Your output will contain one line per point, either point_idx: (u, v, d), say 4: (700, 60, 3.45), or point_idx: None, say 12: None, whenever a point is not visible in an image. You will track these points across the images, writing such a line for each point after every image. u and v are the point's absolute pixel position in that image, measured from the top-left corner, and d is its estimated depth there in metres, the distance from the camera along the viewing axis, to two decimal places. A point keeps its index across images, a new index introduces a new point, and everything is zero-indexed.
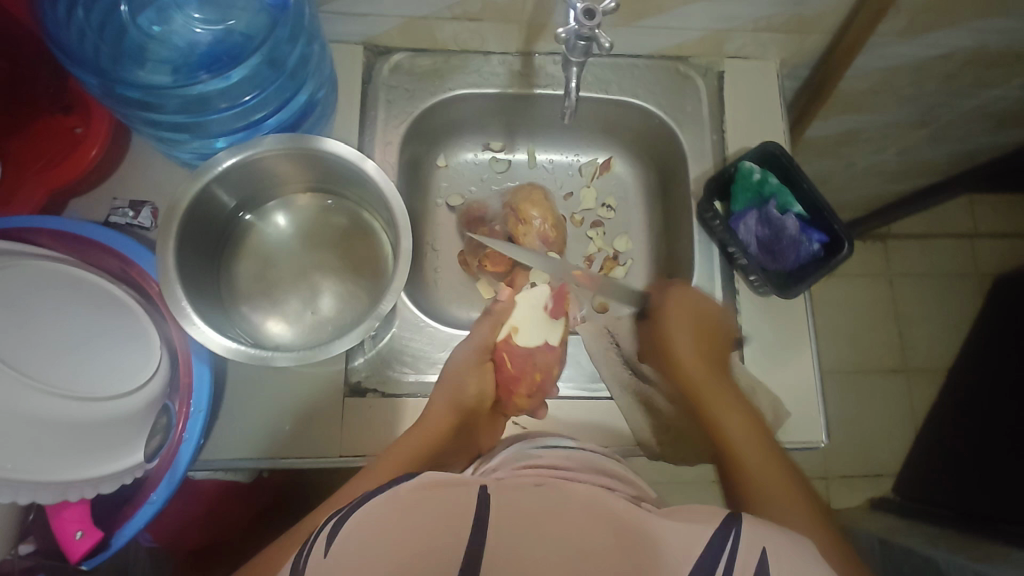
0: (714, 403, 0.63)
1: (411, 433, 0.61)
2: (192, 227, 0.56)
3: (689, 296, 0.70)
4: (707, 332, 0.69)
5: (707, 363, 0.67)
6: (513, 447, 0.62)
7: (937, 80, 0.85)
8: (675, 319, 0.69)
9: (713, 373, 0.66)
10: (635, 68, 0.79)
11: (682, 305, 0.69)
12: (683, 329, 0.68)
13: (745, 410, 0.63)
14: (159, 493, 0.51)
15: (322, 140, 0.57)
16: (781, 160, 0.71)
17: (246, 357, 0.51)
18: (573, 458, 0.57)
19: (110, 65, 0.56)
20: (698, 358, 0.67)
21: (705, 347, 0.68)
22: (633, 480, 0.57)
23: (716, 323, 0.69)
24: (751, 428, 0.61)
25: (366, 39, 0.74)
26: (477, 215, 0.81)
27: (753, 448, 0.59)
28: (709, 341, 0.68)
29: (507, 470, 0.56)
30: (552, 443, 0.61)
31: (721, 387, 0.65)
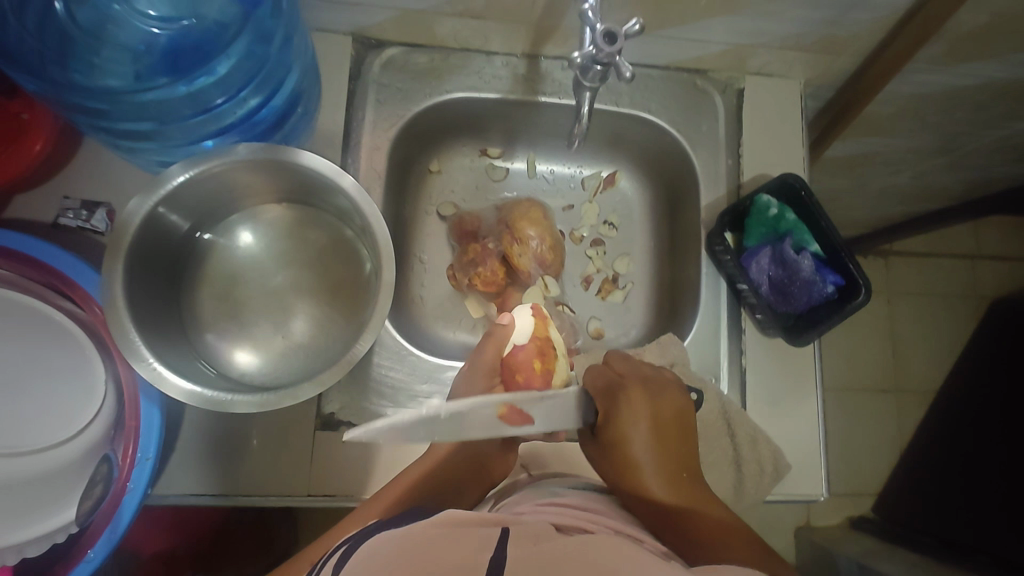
0: (693, 520, 0.50)
1: (399, 476, 0.55)
2: (146, 248, 0.50)
3: (645, 392, 0.58)
4: (670, 425, 0.57)
5: (671, 468, 0.54)
6: (531, 486, 0.57)
7: (967, 110, 0.79)
8: (629, 414, 0.56)
9: (678, 484, 0.53)
10: (650, 80, 0.72)
11: (641, 407, 0.56)
12: (641, 427, 0.55)
13: (719, 505, 0.53)
14: (98, 549, 0.47)
15: (298, 153, 0.51)
16: (801, 197, 0.65)
17: (204, 402, 0.46)
18: (604, 502, 0.52)
19: (57, 58, 0.50)
20: (662, 470, 0.54)
21: (663, 444, 0.55)
22: (671, 541, 0.51)
23: (676, 409, 0.57)
24: (749, 544, 0.49)
25: (356, 30, 0.66)
26: (470, 229, 0.75)
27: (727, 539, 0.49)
28: (668, 429, 0.56)
29: (529, 507, 0.51)
30: (578, 484, 0.56)
31: (697, 494, 0.53)
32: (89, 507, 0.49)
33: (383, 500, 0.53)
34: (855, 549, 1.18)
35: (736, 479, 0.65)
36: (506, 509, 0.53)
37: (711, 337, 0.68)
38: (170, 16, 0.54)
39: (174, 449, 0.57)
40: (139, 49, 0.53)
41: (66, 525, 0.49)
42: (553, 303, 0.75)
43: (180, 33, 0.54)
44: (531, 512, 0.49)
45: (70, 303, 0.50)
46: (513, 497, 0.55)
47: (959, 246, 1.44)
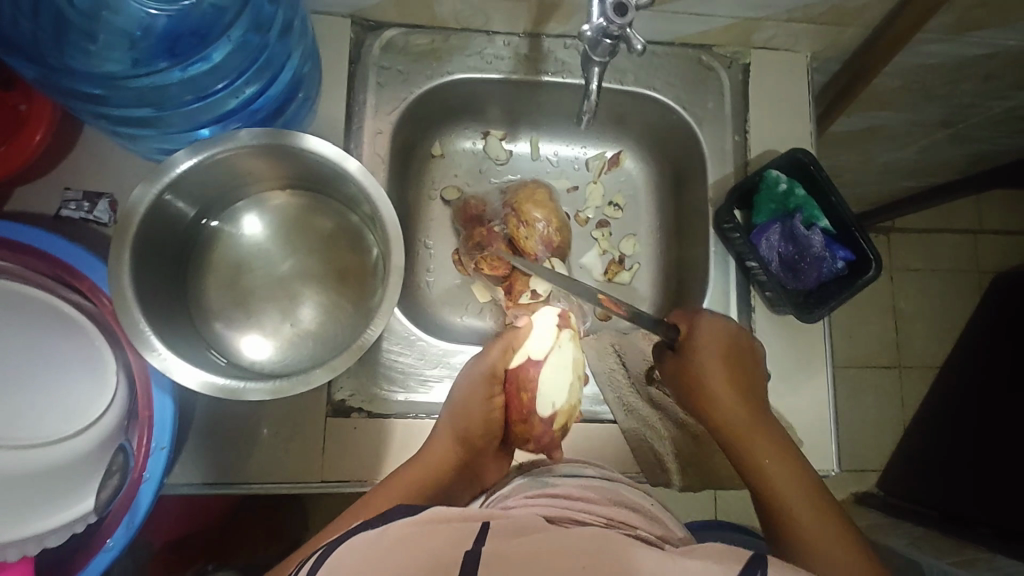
0: (747, 433, 0.57)
1: (405, 469, 0.56)
2: (152, 237, 0.50)
3: (724, 328, 0.60)
4: (739, 362, 0.60)
5: (741, 392, 0.59)
6: (526, 477, 0.57)
7: (975, 81, 0.78)
8: (705, 340, 0.60)
9: (746, 398, 0.59)
10: (654, 56, 0.71)
11: (711, 338, 0.60)
12: (711, 351, 0.59)
13: (779, 429, 0.58)
14: (117, 538, 0.48)
15: (303, 137, 0.50)
16: (810, 170, 0.64)
17: (217, 390, 0.46)
18: (597, 490, 0.53)
19: (54, 44, 0.50)
20: (732, 384, 0.59)
21: (736, 369, 0.59)
22: (663, 523, 0.52)
23: (741, 343, 0.61)
24: (795, 459, 0.56)
25: (355, 11, 0.65)
26: (475, 213, 0.75)
27: (792, 485, 0.54)
28: (739, 365, 0.60)
29: (518, 500, 0.51)
30: (567, 472, 0.56)
31: (760, 414, 0.58)
32: (108, 496, 0.49)
33: (388, 496, 0.53)
34: (860, 523, 1.20)
35: None
36: (497, 503, 0.54)
37: (720, 315, 0.68)
38: None
39: (187, 438, 0.57)
40: (136, 33, 0.52)
41: (86, 514, 0.50)
42: (561, 286, 0.73)
43: (177, 14, 0.52)
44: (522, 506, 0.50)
45: (77, 295, 0.50)
46: (502, 491, 0.56)
47: (963, 221, 1.43)
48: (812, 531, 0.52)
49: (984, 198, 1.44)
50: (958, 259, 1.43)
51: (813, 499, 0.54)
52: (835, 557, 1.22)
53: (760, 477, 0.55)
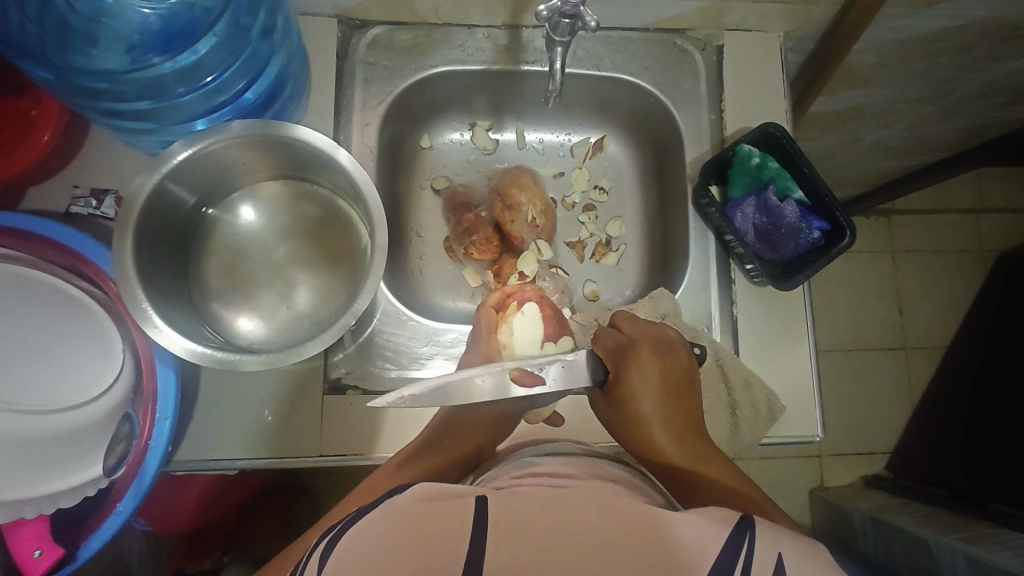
0: (693, 465, 0.54)
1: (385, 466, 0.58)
2: (153, 225, 0.54)
3: (657, 356, 0.61)
4: (676, 382, 0.60)
5: (673, 415, 0.58)
6: (510, 457, 0.59)
7: (951, 54, 0.79)
8: (637, 374, 0.60)
9: (672, 409, 0.58)
10: (629, 42, 0.74)
11: (651, 365, 0.60)
12: (646, 375, 0.59)
13: (716, 450, 0.57)
14: (125, 503, 0.51)
15: (291, 126, 0.53)
16: (783, 144, 0.67)
17: (213, 362, 0.49)
18: (579, 466, 0.54)
19: (57, 46, 0.53)
20: (665, 421, 0.57)
21: (668, 398, 0.59)
22: (646, 489, 0.54)
23: (683, 368, 0.61)
24: (742, 482, 0.54)
25: (340, 11, 0.69)
26: (463, 201, 0.78)
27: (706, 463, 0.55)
28: (673, 388, 0.60)
29: (506, 479, 0.52)
30: (551, 450, 0.58)
31: (695, 444, 0.56)
32: (113, 463, 0.53)
33: (374, 485, 0.55)
34: (868, 505, 1.19)
35: (733, 422, 0.67)
36: (484, 481, 0.55)
37: (702, 288, 0.70)
38: None
39: (192, 417, 0.61)
40: (132, 36, 0.56)
41: (96, 480, 0.53)
42: (546, 267, 0.77)
43: (168, 16, 0.56)
44: (507, 484, 0.51)
45: (84, 281, 0.53)
46: (490, 472, 0.57)
47: (963, 200, 1.43)
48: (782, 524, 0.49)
49: (984, 176, 1.43)
50: (958, 238, 1.42)
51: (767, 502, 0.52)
52: (846, 539, 1.22)
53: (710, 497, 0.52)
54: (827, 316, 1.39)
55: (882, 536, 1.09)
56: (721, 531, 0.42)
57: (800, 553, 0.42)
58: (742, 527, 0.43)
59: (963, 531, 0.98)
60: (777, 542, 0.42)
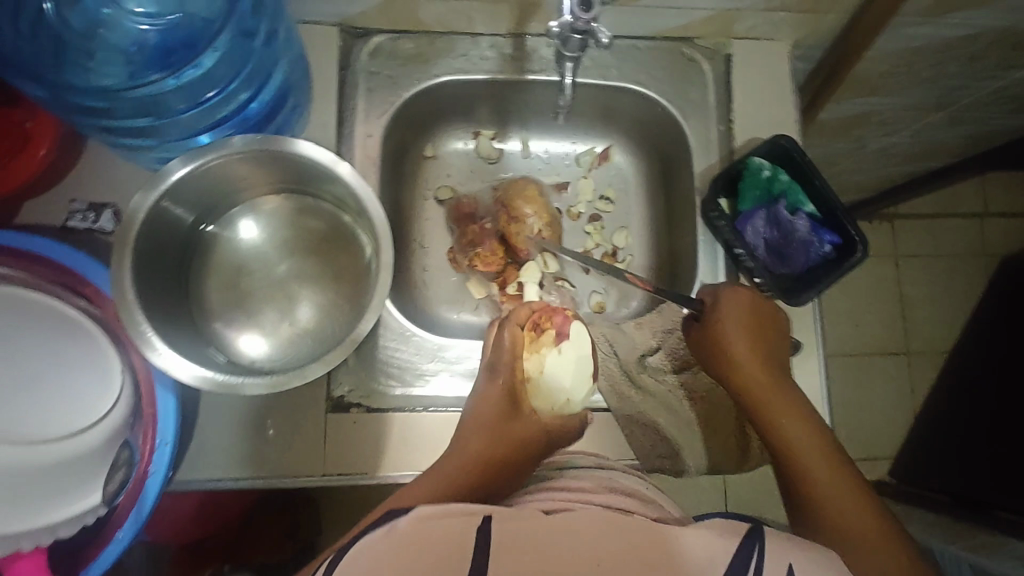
0: (775, 415, 0.57)
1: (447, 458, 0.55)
2: (152, 243, 0.52)
3: (749, 299, 0.62)
4: (762, 327, 0.61)
5: (763, 361, 0.60)
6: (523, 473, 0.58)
7: (961, 63, 0.78)
8: (730, 314, 0.61)
9: (763, 356, 0.60)
10: (637, 51, 0.73)
11: (736, 305, 0.62)
12: (734, 322, 0.61)
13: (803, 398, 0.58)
14: (125, 531, 0.50)
15: (293, 141, 0.52)
16: (795, 158, 0.65)
17: (214, 386, 0.48)
18: (590, 479, 0.54)
19: (52, 62, 0.52)
20: (757, 362, 0.60)
21: (761, 340, 0.61)
22: (659, 503, 0.53)
23: (774, 318, 0.63)
24: (819, 435, 0.56)
25: (342, 20, 0.67)
26: (467, 211, 0.77)
27: (795, 425, 0.56)
28: (762, 333, 0.61)
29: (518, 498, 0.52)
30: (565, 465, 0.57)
31: (790, 394, 0.58)
32: (113, 490, 0.52)
33: (434, 477, 0.53)
34: None
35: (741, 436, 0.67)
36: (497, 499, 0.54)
37: None
38: (157, 12, 0.55)
39: (192, 437, 0.59)
40: (130, 49, 0.55)
41: (95, 508, 0.53)
42: (552, 279, 0.76)
43: (166, 29, 0.55)
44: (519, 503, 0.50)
45: (83, 300, 0.52)
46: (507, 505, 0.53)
47: (968, 205, 1.41)
48: (841, 501, 0.51)
49: (989, 180, 1.41)
50: (962, 243, 1.40)
51: (840, 474, 0.53)
52: None
53: (781, 434, 0.56)
54: (832, 321, 1.38)
55: None
56: (731, 542, 0.42)
57: (811, 560, 0.42)
58: (752, 537, 0.43)
59: (966, 539, 0.97)
60: (787, 550, 0.43)
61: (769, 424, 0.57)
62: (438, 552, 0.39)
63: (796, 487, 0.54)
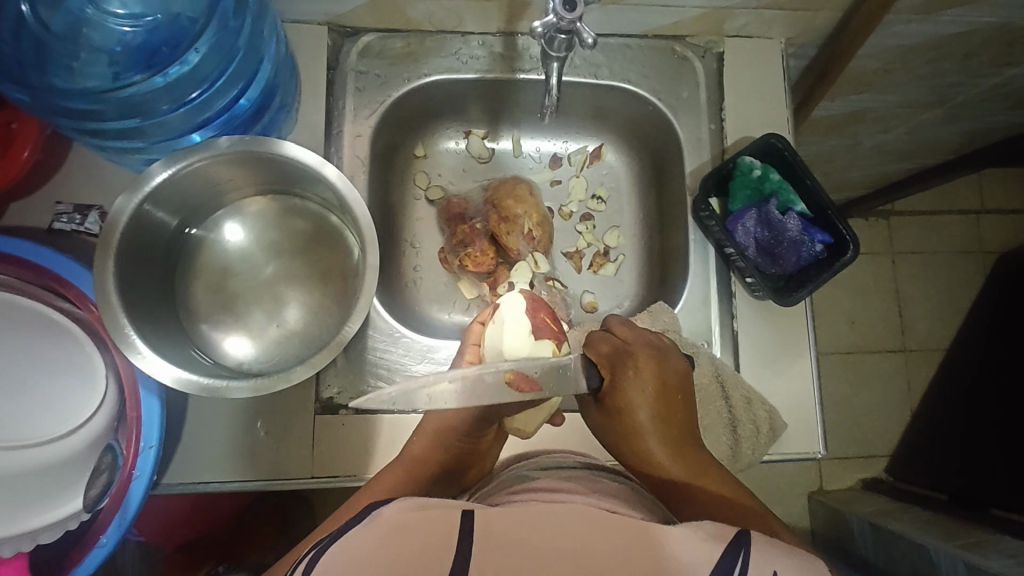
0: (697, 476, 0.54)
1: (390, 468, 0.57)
2: (136, 246, 0.52)
3: (652, 365, 0.58)
4: (674, 396, 0.57)
5: (667, 425, 0.56)
6: (509, 471, 0.58)
7: (954, 60, 0.77)
8: (637, 387, 0.57)
9: (665, 422, 0.56)
10: (628, 49, 0.72)
11: (646, 377, 0.57)
12: (644, 394, 0.57)
13: (712, 459, 0.56)
14: (110, 535, 0.50)
15: (276, 142, 0.52)
16: (785, 156, 0.66)
17: (200, 389, 0.48)
18: (576, 481, 0.53)
19: (36, 64, 0.52)
20: (659, 427, 0.56)
21: (666, 409, 0.57)
22: (646, 505, 0.52)
23: (676, 376, 0.58)
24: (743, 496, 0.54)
25: (331, 18, 0.67)
26: (458, 211, 0.76)
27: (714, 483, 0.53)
28: (666, 400, 0.57)
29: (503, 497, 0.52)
30: (550, 466, 0.57)
31: (690, 450, 0.56)
32: (95, 494, 0.51)
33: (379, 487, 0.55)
34: (865, 509, 1.18)
35: (733, 441, 0.65)
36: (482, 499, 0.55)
37: (701, 301, 0.68)
38: (140, 12, 0.54)
39: (180, 440, 0.59)
40: (114, 49, 0.54)
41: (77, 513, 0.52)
42: (543, 279, 0.76)
43: (150, 29, 0.54)
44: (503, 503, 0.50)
45: (66, 303, 0.52)
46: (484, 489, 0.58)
47: (964, 202, 1.40)
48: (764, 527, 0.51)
49: (986, 177, 1.40)
50: (959, 240, 1.40)
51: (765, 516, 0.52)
52: (844, 544, 1.20)
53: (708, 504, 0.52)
54: (828, 319, 1.37)
55: (879, 542, 1.08)
56: (716, 545, 0.42)
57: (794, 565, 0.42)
58: (737, 542, 0.42)
59: (959, 536, 0.97)
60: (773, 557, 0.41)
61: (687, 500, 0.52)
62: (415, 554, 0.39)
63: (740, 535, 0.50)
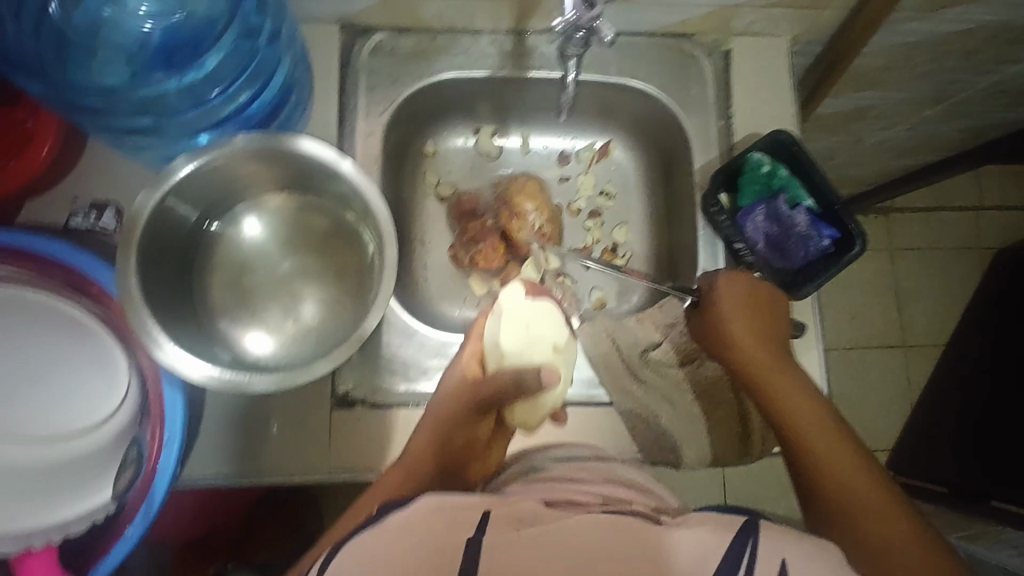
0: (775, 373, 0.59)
1: (422, 425, 0.59)
2: (157, 242, 0.53)
3: (743, 281, 0.63)
4: (767, 311, 0.62)
5: (763, 336, 0.61)
6: (524, 462, 0.59)
7: (957, 57, 0.78)
8: (726, 300, 0.63)
9: (760, 333, 0.61)
10: (637, 47, 0.73)
11: (733, 292, 0.63)
12: (736, 307, 0.62)
13: (796, 368, 0.60)
14: (135, 526, 0.51)
15: (296, 139, 0.53)
16: (793, 151, 0.66)
17: (223, 384, 0.49)
18: (591, 471, 0.54)
19: (56, 61, 0.52)
20: (751, 335, 0.61)
21: (761, 318, 0.62)
22: (659, 495, 0.54)
23: (767, 291, 0.63)
24: (819, 407, 0.57)
25: (343, 17, 0.67)
26: (468, 208, 0.77)
27: (802, 403, 0.57)
28: (762, 313, 0.62)
29: (519, 487, 0.52)
30: (566, 456, 0.58)
31: (779, 353, 0.61)
32: (122, 487, 0.52)
33: (392, 478, 0.55)
34: None
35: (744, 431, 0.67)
36: (500, 488, 0.56)
37: None
38: (159, 11, 0.54)
39: (198, 435, 0.60)
40: (133, 48, 0.54)
41: (102, 505, 0.53)
42: (553, 275, 0.77)
43: (169, 27, 0.54)
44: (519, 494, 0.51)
45: (88, 299, 0.52)
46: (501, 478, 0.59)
47: (963, 198, 1.42)
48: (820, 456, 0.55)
49: (984, 174, 1.42)
50: (958, 235, 1.41)
51: (841, 442, 0.55)
52: None
53: (780, 412, 0.57)
54: (829, 315, 1.38)
55: None
56: (723, 534, 0.42)
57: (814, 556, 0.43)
58: (745, 530, 0.43)
59: None
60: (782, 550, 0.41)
61: (769, 404, 0.58)
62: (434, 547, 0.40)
63: (800, 466, 0.56)
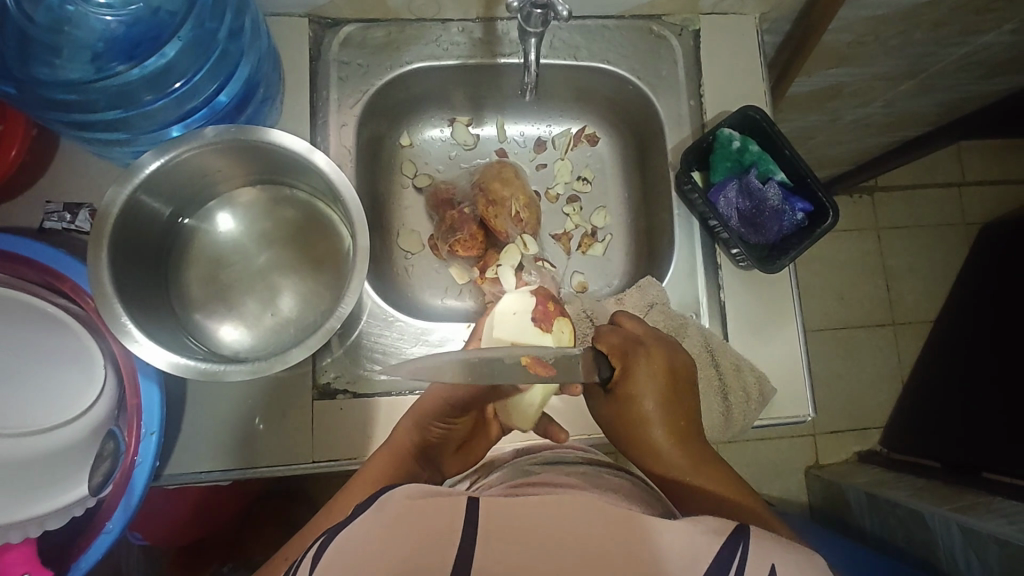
0: (691, 471, 0.56)
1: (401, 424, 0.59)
2: (128, 237, 0.53)
3: (661, 355, 0.59)
4: (677, 391, 0.59)
5: (676, 423, 0.58)
6: (510, 467, 0.60)
7: (926, 29, 0.78)
8: (645, 377, 0.58)
9: (679, 428, 0.58)
10: (605, 30, 0.73)
11: (655, 365, 0.58)
12: (653, 391, 0.58)
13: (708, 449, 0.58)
14: (115, 521, 0.51)
15: (264, 131, 0.53)
16: (763, 126, 0.67)
17: (197, 373, 0.49)
18: (576, 476, 0.55)
19: (19, 58, 0.53)
20: (668, 423, 0.57)
21: (673, 400, 0.59)
22: (644, 498, 0.54)
23: (685, 366, 0.60)
24: (716, 463, 0.57)
25: (311, 10, 0.67)
26: (446, 197, 0.77)
27: (708, 481, 0.56)
28: (677, 397, 0.59)
29: (504, 489, 0.53)
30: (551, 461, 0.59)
31: (694, 445, 0.58)
32: (100, 481, 0.53)
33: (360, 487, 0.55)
34: (862, 479, 1.19)
35: (724, 407, 0.67)
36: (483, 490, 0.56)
37: (688, 274, 0.70)
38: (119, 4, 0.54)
39: (182, 430, 0.60)
40: (97, 44, 0.55)
41: (83, 499, 0.54)
42: (532, 261, 0.76)
43: (131, 22, 0.55)
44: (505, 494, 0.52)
45: (62, 297, 0.53)
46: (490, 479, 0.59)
47: (945, 174, 1.43)
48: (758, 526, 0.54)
49: (965, 149, 1.43)
50: (941, 212, 1.42)
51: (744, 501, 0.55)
52: (842, 515, 1.21)
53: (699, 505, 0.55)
54: (817, 295, 1.39)
55: (877, 510, 1.09)
56: (712, 537, 0.43)
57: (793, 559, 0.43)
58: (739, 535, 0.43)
59: (955, 500, 0.98)
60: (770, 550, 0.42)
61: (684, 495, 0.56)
62: (419, 543, 0.41)
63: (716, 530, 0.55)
